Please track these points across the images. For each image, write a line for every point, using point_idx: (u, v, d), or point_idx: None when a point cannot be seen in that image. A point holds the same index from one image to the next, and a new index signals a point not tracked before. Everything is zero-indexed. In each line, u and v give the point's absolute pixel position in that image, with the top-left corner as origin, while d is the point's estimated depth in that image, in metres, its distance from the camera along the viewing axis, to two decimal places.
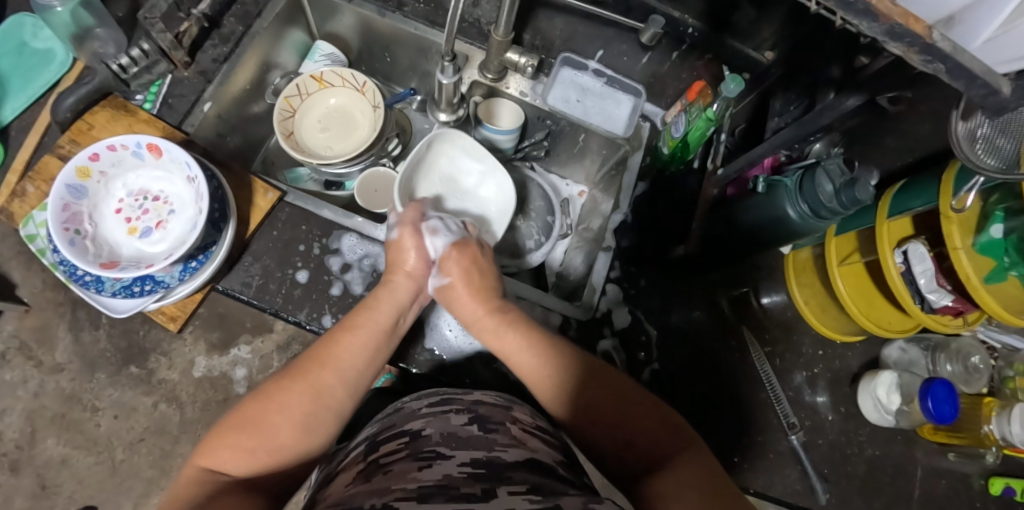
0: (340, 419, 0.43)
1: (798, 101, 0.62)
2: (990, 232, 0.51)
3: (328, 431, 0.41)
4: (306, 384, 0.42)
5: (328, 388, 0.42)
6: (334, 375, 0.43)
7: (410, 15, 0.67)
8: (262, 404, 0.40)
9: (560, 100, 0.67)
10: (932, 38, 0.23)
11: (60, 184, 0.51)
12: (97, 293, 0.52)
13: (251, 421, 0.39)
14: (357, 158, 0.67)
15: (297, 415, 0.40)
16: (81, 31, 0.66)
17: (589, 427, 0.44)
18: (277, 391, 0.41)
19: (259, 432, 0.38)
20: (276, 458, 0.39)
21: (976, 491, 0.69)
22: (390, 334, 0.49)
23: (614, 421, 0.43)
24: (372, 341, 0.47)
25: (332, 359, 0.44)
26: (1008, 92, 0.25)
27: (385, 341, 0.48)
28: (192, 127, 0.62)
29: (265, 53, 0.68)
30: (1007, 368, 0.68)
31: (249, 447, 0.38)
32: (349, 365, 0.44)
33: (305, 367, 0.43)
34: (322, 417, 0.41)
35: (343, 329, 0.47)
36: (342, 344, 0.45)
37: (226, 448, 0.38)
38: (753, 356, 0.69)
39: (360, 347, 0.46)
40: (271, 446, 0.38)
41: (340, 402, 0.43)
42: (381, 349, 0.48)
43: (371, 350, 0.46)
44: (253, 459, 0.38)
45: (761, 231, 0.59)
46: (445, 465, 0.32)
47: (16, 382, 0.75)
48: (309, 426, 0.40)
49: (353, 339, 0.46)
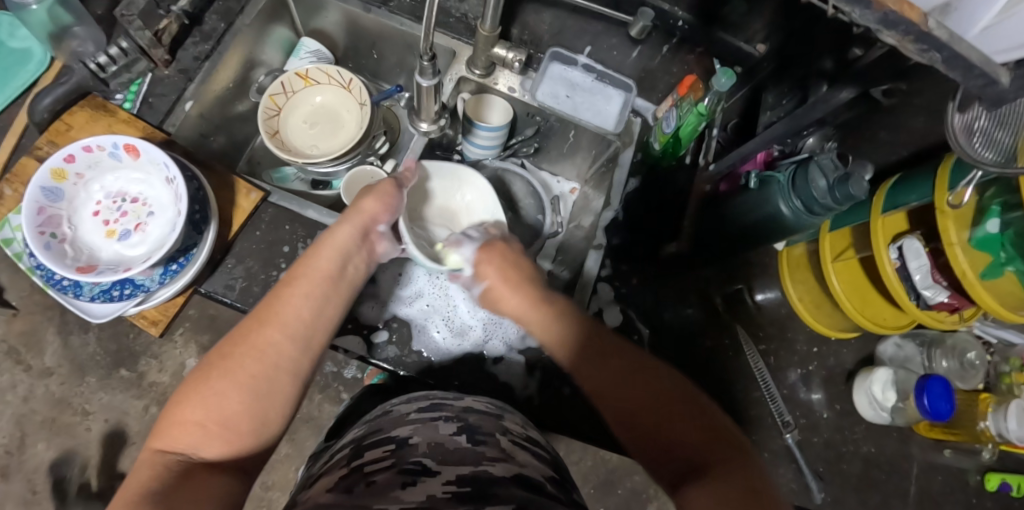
0: (296, 378, 0.41)
1: (791, 94, 0.60)
2: (985, 227, 0.50)
3: (284, 392, 0.40)
4: (246, 346, 0.40)
5: (273, 346, 0.41)
6: (277, 332, 0.41)
7: (395, 10, 0.66)
8: (202, 376, 0.38)
9: (549, 96, 0.66)
10: (927, 26, 0.23)
11: (35, 187, 0.50)
12: (75, 298, 0.52)
13: (195, 392, 0.37)
14: (345, 156, 0.66)
15: (244, 380, 0.38)
16: (58, 30, 0.64)
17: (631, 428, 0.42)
18: (222, 359, 0.39)
19: (204, 405, 0.37)
20: (236, 431, 0.37)
21: (972, 487, 0.69)
22: (333, 276, 0.48)
23: (653, 433, 0.40)
24: (317, 291, 0.46)
25: (273, 315, 0.42)
26: (1007, 82, 0.25)
27: (329, 288, 0.47)
28: (173, 127, 0.61)
29: (248, 51, 0.67)
30: (1003, 363, 0.67)
31: (199, 421, 0.36)
32: (292, 314, 0.43)
33: (246, 328, 0.41)
34: (277, 377, 0.40)
35: (283, 283, 0.45)
36: (284, 298, 0.44)
37: (179, 425, 0.36)
38: (748, 355, 0.68)
39: (304, 298, 0.44)
40: (223, 417, 0.37)
41: (292, 358, 0.41)
42: (326, 298, 0.46)
43: (315, 300, 0.45)
44: (209, 436, 0.36)
45: (757, 229, 0.57)
46: (429, 482, 0.31)
47: (4, 387, 0.74)
48: (263, 390, 0.39)
49: (293, 291, 0.44)
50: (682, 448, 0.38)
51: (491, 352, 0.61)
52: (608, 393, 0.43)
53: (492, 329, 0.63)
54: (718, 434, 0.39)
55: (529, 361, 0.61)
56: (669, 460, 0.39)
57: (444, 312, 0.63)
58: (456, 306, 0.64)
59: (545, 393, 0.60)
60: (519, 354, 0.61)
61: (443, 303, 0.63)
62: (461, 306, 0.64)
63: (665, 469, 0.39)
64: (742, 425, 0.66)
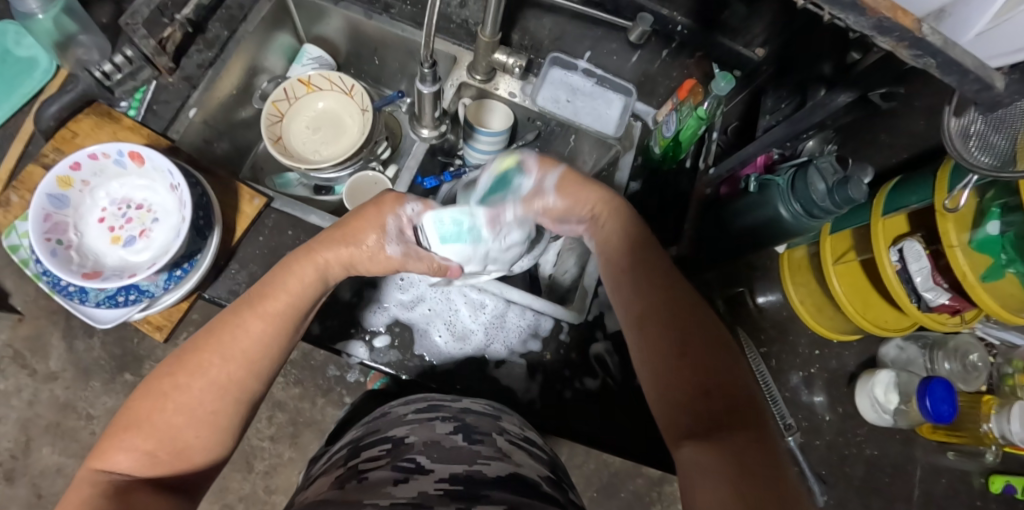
0: (248, 409, 0.40)
1: (791, 99, 0.58)
2: (985, 228, 0.50)
3: (236, 424, 0.39)
4: (204, 379, 0.38)
5: (233, 382, 0.39)
6: (239, 368, 0.39)
7: (396, 16, 0.67)
8: (155, 397, 0.37)
9: (550, 100, 0.66)
10: (921, 31, 0.23)
11: (41, 194, 0.51)
12: (81, 304, 0.52)
13: (146, 417, 0.36)
14: (346, 163, 0.67)
15: (199, 415, 0.37)
16: (64, 38, 0.65)
17: (665, 360, 0.40)
18: (175, 384, 0.37)
19: (156, 434, 0.36)
20: (185, 459, 0.37)
21: (976, 489, 0.68)
22: (304, 310, 0.44)
23: (688, 373, 0.38)
24: (283, 326, 0.42)
25: (235, 349, 0.39)
26: (1001, 87, 0.25)
27: (296, 322, 0.43)
28: (177, 133, 0.61)
29: (251, 58, 0.68)
30: (1006, 365, 0.67)
31: (148, 448, 0.35)
32: (256, 348, 0.40)
33: (203, 356, 0.39)
34: (231, 411, 0.39)
35: (248, 312, 0.41)
36: (248, 328, 0.40)
37: (123, 447, 0.35)
38: (748, 358, 0.68)
39: (269, 333, 0.41)
40: (173, 445, 0.36)
41: (248, 393, 0.40)
42: (292, 331, 0.43)
43: (280, 335, 0.42)
44: (154, 463, 0.35)
45: (756, 232, 0.58)
46: (421, 480, 0.31)
47: (10, 391, 0.75)
48: (217, 421, 0.38)
49: (257, 324, 0.41)
50: (718, 398, 0.36)
51: (493, 356, 0.61)
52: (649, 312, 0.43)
53: (494, 333, 0.62)
54: (756, 404, 0.37)
55: (531, 365, 0.61)
56: (693, 407, 0.37)
57: (446, 315, 0.62)
58: (456, 309, 0.62)
59: (547, 396, 0.60)
60: (521, 358, 0.61)
61: (445, 306, 0.62)
62: (463, 310, 0.62)
63: (684, 413, 0.37)
64: None
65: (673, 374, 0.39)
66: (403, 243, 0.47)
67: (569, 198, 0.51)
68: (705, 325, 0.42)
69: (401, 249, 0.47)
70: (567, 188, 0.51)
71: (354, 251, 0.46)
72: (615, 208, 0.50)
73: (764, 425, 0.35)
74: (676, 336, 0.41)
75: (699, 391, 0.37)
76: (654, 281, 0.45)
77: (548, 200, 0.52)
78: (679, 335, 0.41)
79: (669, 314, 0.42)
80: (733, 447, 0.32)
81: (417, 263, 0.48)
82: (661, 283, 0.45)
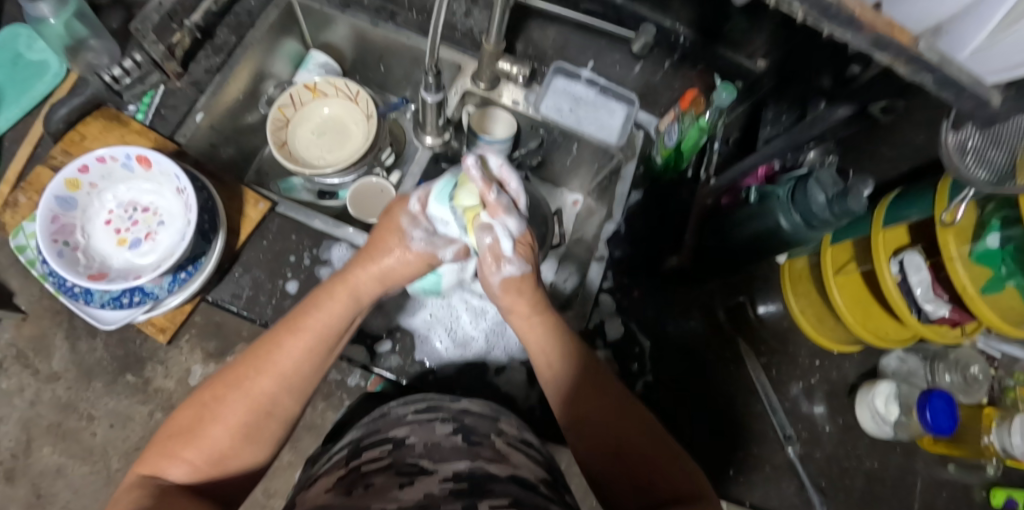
0: (285, 425, 0.40)
1: (791, 111, 0.59)
2: (985, 241, 0.50)
3: (272, 438, 0.40)
4: (241, 393, 0.38)
5: (268, 398, 0.39)
6: (273, 383, 0.39)
7: (402, 25, 0.68)
8: (197, 412, 0.38)
9: (553, 109, 0.67)
10: (919, 48, 0.23)
11: (50, 196, 0.51)
12: (86, 304, 0.53)
13: (189, 429, 0.37)
14: (351, 168, 0.67)
15: (234, 426, 0.38)
16: (74, 42, 0.66)
17: (611, 465, 0.41)
18: (215, 397, 0.38)
19: (197, 443, 0.37)
20: (221, 467, 0.37)
21: (977, 503, 0.68)
22: (339, 332, 0.43)
23: (635, 467, 0.40)
24: (319, 346, 0.41)
25: (270, 364, 0.39)
26: (998, 103, 0.26)
27: (331, 344, 0.42)
28: (184, 137, 0.62)
29: (258, 64, 0.69)
30: (1008, 378, 0.68)
31: (188, 457, 0.36)
32: (291, 368, 0.40)
33: (243, 371, 0.39)
34: (268, 425, 0.39)
35: (286, 331, 0.41)
36: (283, 348, 0.40)
37: (168, 455, 0.36)
38: (749, 368, 0.68)
39: (303, 353, 0.41)
40: (212, 455, 0.37)
41: (285, 409, 0.40)
42: (328, 353, 0.42)
43: (315, 356, 0.41)
44: (196, 471, 0.36)
45: (762, 242, 0.57)
46: (427, 481, 0.32)
47: (13, 390, 0.75)
48: (252, 436, 0.38)
49: (293, 342, 0.40)
50: (661, 482, 0.38)
51: (494, 362, 0.62)
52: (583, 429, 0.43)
53: (494, 340, 0.63)
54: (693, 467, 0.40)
55: (531, 372, 0.61)
56: (642, 497, 0.38)
57: (448, 322, 0.63)
58: (458, 317, 0.64)
59: (547, 404, 0.60)
60: (521, 364, 0.62)
61: (447, 314, 0.63)
62: (463, 317, 0.64)
63: (632, 507, 0.39)
64: (743, 440, 0.66)
65: (617, 476, 0.41)
66: (426, 232, 0.47)
67: (512, 287, 0.46)
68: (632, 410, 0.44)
69: (427, 236, 0.47)
70: (515, 283, 0.46)
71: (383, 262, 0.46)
72: (539, 307, 0.47)
73: (704, 491, 0.38)
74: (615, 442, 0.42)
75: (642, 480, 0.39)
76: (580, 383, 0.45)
77: (500, 273, 0.46)
78: (610, 433, 0.42)
79: (596, 418, 0.43)
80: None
81: (444, 251, 0.48)
82: (584, 382, 0.45)
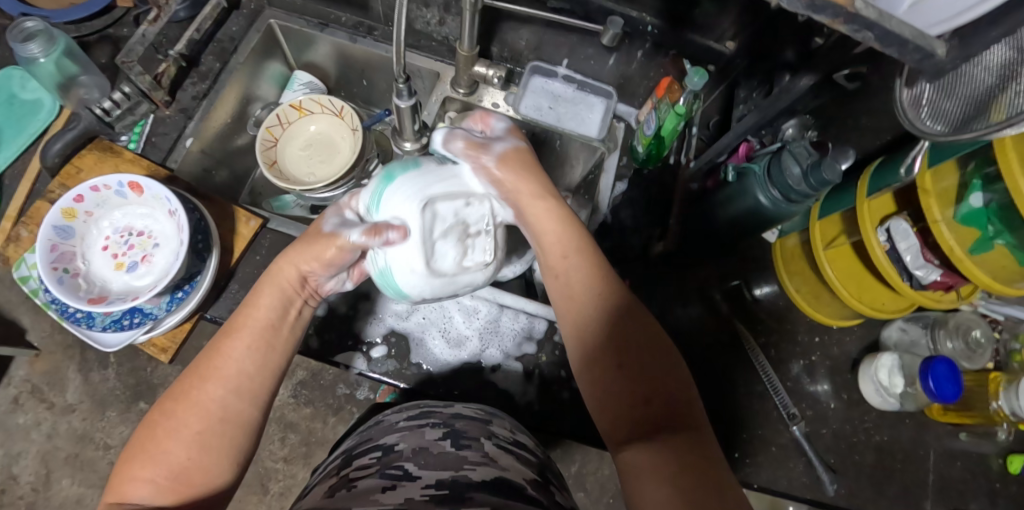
0: (246, 430, 0.40)
1: (762, 86, 0.61)
2: (968, 202, 0.50)
3: (237, 446, 0.39)
4: (187, 403, 0.39)
5: (216, 403, 0.39)
6: (218, 388, 0.39)
7: (379, 39, 0.70)
8: (154, 429, 0.38)
9: (532, 108, 0.68)
10: (855, 7, 0.24)
11: (48, 226, 0.54)
12: (88, 328, 0.54)
13: (144, 448, 0.37)
14: (338, 182, 0.68)
15: (187, 438, 0.38)
16: (65, 80, 0.69)
17: (606, 380, 0.40)
18: (168, 411, 0.39)
19: (153, 460, 0.37)
20: (188, 484, 0.37)
21: (994, 472, 0.67)
22: (277, 326, 0.44)
23: (622, 382, 0.40)
24: (254, 343, 0.42)
25: (211, 369, 0.40)
26: (942, 54, 0.27)
27: (271, 340, 0.43)
28: (175, 163, 0.64)
29: (244, 87, 0.71)
30: (1012, 341, 0.67)
31: (147, 476, 0.36)
32: (232, 370, 0.40)
33: (190, 382, 0.40)
34: (223, 432, 0.39)
35: (222, 336, 0.42)
36: (223, 351, 0.41)
37: (131, 477, 0.37)
38: (747, 349, 0.68)
39: (242, 350, 0.41)
40: (170, 473, 0.37)
41: (236, 413, 0.40)
42: (270, 348, 0.43)
43: (253, 351, 0.42)
44: (158, 489, 0.36)
45: (742, 221, 0.59)
46: (409, 486, 0.32)
47: (30, 424, 0.77)
48: (206, 445, 0.38)
49: (229, 344, 0.41)
50: (657, 406, 0.38)
51: (489, 361, 0.62)
52: (587, 336, 0.43)
53: (488, 338, 0.62)
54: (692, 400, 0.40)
55: (528, 368, 0.62)
56: (632, 412, 0.39)
57: (440, 324, 0.63)
58: (451, 317, 0.63)
59: (545, 398, 0.60)
60: (517, 361, 0.62)
61: (439, 315, 0.63)
62: (456, 317, 0.63)
63: (623, 423, 0.39)
64: (746, 421, 0.65)
65: (612, 387, 0.40)
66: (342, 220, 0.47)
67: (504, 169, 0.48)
68: (642, 323, 0.43)
69: (338, 224, 0.46)
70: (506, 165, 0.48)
71: (303, 249, 0.46)
72: (548, 213, 0.48)
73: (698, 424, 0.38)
74: (612, 350, 0.41)
75: (633, 395, 0.39)
76: (597, 310, 0.43)
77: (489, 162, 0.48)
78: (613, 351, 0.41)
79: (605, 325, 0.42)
80: (671, 447, 0.35)
81: (349, 232, 0.45)
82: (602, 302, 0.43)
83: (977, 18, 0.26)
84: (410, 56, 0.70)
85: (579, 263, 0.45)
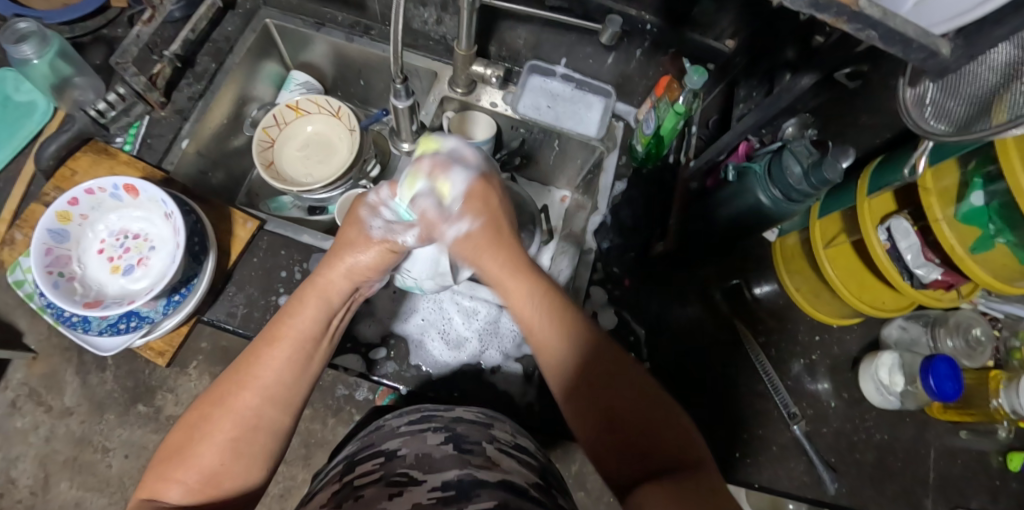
0: (278, 436, 0.41)
1: (761, 86, 0.60)
2: (969, 200, 0.50)
3: (268, 452, 0.40)
4: (222, 408, 0.39)
5: (252, 410, 0.40)
6: (255, 395, 0.40)
7: (376, 38, 0.70)
8: (187, 433, 0.39)
9: (530, 108, 0.68)
10: (858, 5, 0.24)
11: (43, 229, 0.53)
12: (84, 332, 0.54)
13: (177, 452, 0.38)
14: (335, 183, 0.68)
15: (222, 443, 0.38)
16: (60, 81, 0.68)
17: (602, 433, 0.39)
18: (201, 416, 0.39)
19: (185, 463, 0.37)
20: (217, 487, 0.37)
21: (995, 469, 0.67)
22: (317, 338, 0.45)
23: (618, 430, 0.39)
24: (295, 353, 0.43)
25: (249, 376, 0.41)
26: (946, 53, 0.26)
27: (310, 350, 0.44)
28: (171, 164, 0.63)
29: (240, 87, 0.70)
30: (1012, 338, 0.67)
31: (178, 478, 0.37)
32: (271, 378, 0.41)
33: (226, 386, 0.41)
34: (256, 438, 0.39)
35: (263, 343, 0.43)
36: (262, 358, 0.42)
37: (163, 479, 0.37)
38: (748, 348, 0.67)
39: (282, 360, 0.42)
40: (204, 476, 0.37)
41: (272, 420, 0.40)
42: (308, 359, 0.44)
43: (294, 362, 0.43)
44: (190, 492, 0.37)
45: (740, 222, 0.58)
46: (416, 491, 0.32)
47: (28, 428, 0.77)
48: (239, 450, 0.39)
49: (271, 352, 0.42)
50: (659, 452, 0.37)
51: (489, 362, 0.62)
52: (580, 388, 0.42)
53: (487, 340, 0.63)
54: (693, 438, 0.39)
55: (528, 370, 0.61)
56: (635, 464, 0.37)
57: (439, 325, 0.63)
58: (450, 319, 0.64)
59: (545, 399, 0.60)
60: (517, 362, 0.62)
61: (438, 316, 0.64)
62: (455, 318, 0.64)
63: (628, 472, 0.37)
64: (747, 421, 0.65)
65: (608, 438, 0.39)
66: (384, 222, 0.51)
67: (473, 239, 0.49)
68: (635, 374, 0.42)
69: (384, 228, 0.50)
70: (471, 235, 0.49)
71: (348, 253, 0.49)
72: (525, 269, 0.48)
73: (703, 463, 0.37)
74: (601, 405, 0.40)
75: (638, 452, 0.38)
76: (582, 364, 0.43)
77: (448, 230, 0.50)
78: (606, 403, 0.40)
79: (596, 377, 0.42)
80: (678, 486, 0.33)
81: (400, 235, 0.50)
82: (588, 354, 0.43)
83: (980, 17, 0.26)
84: (407, 55, 0.69)
85: (561, 313, 0.45)
